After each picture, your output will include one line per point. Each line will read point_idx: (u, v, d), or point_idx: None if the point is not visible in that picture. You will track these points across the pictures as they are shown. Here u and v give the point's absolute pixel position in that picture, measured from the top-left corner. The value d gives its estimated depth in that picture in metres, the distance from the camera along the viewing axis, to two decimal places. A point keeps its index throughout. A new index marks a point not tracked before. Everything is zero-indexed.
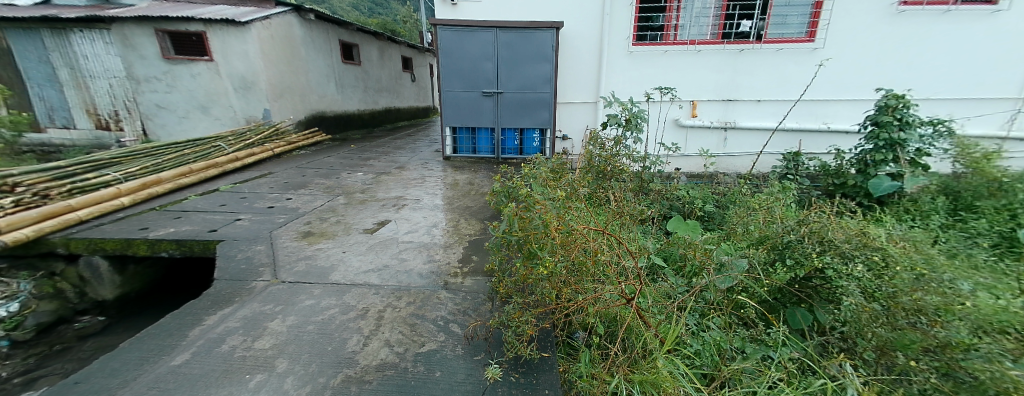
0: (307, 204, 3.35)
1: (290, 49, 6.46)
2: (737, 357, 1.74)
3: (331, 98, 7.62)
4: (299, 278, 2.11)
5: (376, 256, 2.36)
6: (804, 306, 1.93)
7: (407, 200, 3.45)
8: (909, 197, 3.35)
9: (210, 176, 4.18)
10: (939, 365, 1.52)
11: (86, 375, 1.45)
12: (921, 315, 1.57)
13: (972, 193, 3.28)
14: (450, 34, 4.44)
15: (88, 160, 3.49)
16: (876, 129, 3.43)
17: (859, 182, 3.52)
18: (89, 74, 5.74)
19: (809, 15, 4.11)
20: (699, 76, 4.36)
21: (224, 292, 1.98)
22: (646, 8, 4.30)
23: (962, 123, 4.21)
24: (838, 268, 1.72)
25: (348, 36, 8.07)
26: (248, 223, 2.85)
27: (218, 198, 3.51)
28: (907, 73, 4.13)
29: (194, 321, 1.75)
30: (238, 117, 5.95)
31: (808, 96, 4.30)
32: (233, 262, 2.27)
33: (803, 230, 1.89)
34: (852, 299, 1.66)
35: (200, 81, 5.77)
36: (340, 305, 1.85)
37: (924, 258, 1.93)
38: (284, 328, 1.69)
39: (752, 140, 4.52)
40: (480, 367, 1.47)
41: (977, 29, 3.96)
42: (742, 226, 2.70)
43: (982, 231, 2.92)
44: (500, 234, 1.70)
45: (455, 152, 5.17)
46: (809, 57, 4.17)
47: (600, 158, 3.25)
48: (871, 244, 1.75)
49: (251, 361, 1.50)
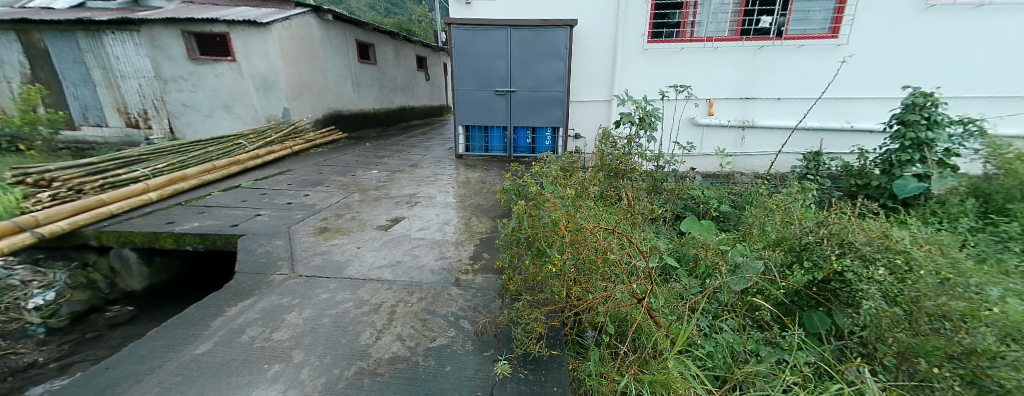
0: (324, 201, 3.43)
1: (309, 48, 6.61)
2: (751, 360, 1.71)
3: (348, 97, 7.77)
4: (315, 272, 2.17)
5: (389, 251, 2.40)
6: (823, 310, 1.87)
7: (420, 198, 3.50)
8: (937, 198, 3.23)
9: (232, 173, 4.32)
10: (965, 372, 1.47)
11: (116, 361, 1.53)
12: (947, 321, 1.52)
13: (1004, 195, 3.13)
14: (464, 33, 4.47)
15: (118, 156, 3.64)
16: (902, 128, 3.32)
17: (883, 183, 3.41)
18: (120, 74, 5.98)
19: (832, 11, 3.99)
20: (715, 74, 4.28)
21: (244, 284, 2.05)
22: (662, 5, 4.24)
23: (995, 122, 4.03)
24: (859, 271, 1.68)
25: (364, 36, 8.20)
26: (267, 219, 2.94)
27: (239, 194, 3.63)
28: (936, 71, 3.97)
29: (216, 312, 1.82)
30: (259, 116, 6.12)
31: (830, 94, 4.18)
32: (252, 255, 2.35)
33: (821, 232, 1.86)
34: (872, 304, 1.60)
35: (224, 80, 5.96)
36: (354, 300, 1.89)
37: (950, 262, 1.86)
38: (300, 321, 1.74)
39: (770, 139, 4.41)
40: (489, 363, 1.49)
41: (1012, 23, 3.78)
42: (759, 226, 2.65)
43: (1014, 235, 2.78)
44: (510, 231, 1.79)
45: (468, 150, 5.19)
46: (832, 54, 4.05)
47: (612, 156, 3.21)
48: (895, 247, 1.70)
49: (270, 352, 1.56)
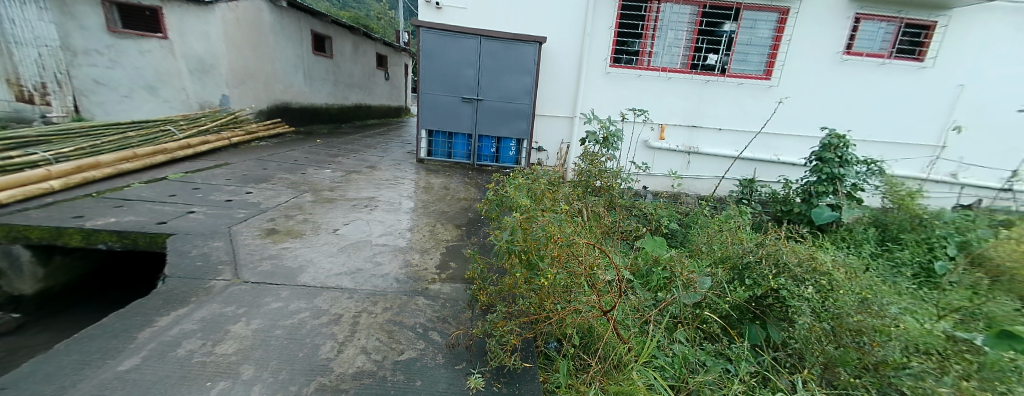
0: (270, 200, 3.17)
1: (257, 34, 6.17)
2: (700, 370, 1.84)
3: (298, 90, 7.31)
4: (263, 278, 1.98)
5: (348, 258, 2.27)
6: (759, 323, 2.07)
7: (379, 202, 3.35)
8: (846, 226, 3.69)
9: (157, 162, 3.84)
10: (874, 381, 1.73)
11: (13, 380, 1.29)
12: (863, 335, 1.78)
13: (897, 226, 3.68)
14: (433, 37, 4.41)
15: (10, 136, 3.13)
16: (820, 164, 3.78)
17: (803, 210, 3.86)
18: (14, 40, 4.65)
19: (767, 55, 4.49)
20: (667, 102, 4.62)
21: (178, 291, 1.83)
22: (624, 33, 4.51)
23: (891, 164, 4.73)
24: (792, 289, 1.89)
25: (322, 27, 7.79)
26: (203, 217, 2.65)
27: (168, 187, 3.23)
28: (847, 117, 4.61)
29: (144, 322, 1.59)
30: (190, 101, 5.57)
31: (766, 129, 4.66)
32: (186, 258, 2.10)
33: (760, 252, 2.08)
34: (805, 319, 1.80)
35: (150, 59, 5.31)
36: (310, 309, 1.76)
37: (866, 284, 2.15)
38: (249, 332, 1.58)
39: (713, 165, 4.81)
40: (462, 377, 1.46)
41: (906, 82, 4.48)
42: (707, 244, 2.83)
43: (906, 261, 3.29)
44: (503, 243, 1.68)
45: (429, 155, 5.08)
46: (767, 94, 4.54)
47: (589, 173, 3.40)
48: (820, 268, 1.94)
49: (214, 368, 1.40)
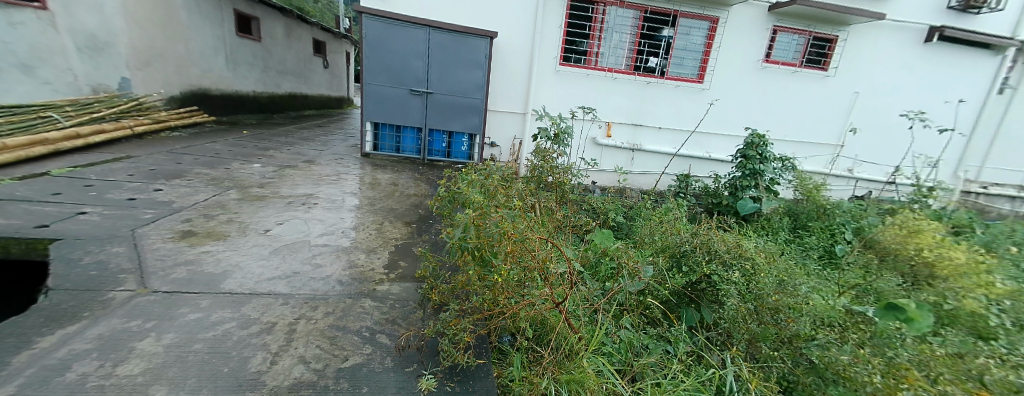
0: (186, 198, 2.80)
1: (166, 10, 5.44)
2: (643, 353, 1.94)
3: (218, 76, 6.58)
4: (178, 286, 1.74)
5: (283, 261, 2.07)
6: (694, 306, 2.23)
7: (318, 199, 3.11)
8: (765, 216, 4.10)
9: (37, 154, 3.26)
10: (788, 352, 1.86)
11: None
12: (780, 313, 1.92)
13: (807, 215, 4.16)
14: (376, 25, 4.19)
15: None
16: (744, 161, 4.15)
17: (730, 202, 4.22)
18: None
19: (700, 60, 4.83)
20: (612, 100, 4.80)
21: (66, 306, 1.54)
22: (572, 32, 4.60)
23: (801, 160, 5.35)
24: (721, 274, 2.09)
25: (247, 7, 7.07)
26: (99, 218, 2.28)
27: (51, 184, 2.74)
28: (766, 118, 5.13)
29: (18, 345, 1.33)
30: (80, 85, 4.66)
31: (700, 129, 5.03)
32: (77, 267, 1.78)
33: (695, 242, 2.31)
34: (732, 300, 1.97)
35: (24, 33, 4.23)
36: (238, 319, 1.57)
37: (784, 268, 2.41)
38: (160, 349, 1.37)
39: (654, 162, 5.10)
40: (413, 379, 1.39)
41: (814, 88, 5.06)
42: (648, 236, 2.98)
43: (813, 245, 3.73)
44: (455, 241, 1.57)
45: (375, 150, 4.83)
46: (700, 96, 4.90)
47: (542, 169, 3.42)
48: (744, 254, 2.15)
49: (115, 392, 1.20)
